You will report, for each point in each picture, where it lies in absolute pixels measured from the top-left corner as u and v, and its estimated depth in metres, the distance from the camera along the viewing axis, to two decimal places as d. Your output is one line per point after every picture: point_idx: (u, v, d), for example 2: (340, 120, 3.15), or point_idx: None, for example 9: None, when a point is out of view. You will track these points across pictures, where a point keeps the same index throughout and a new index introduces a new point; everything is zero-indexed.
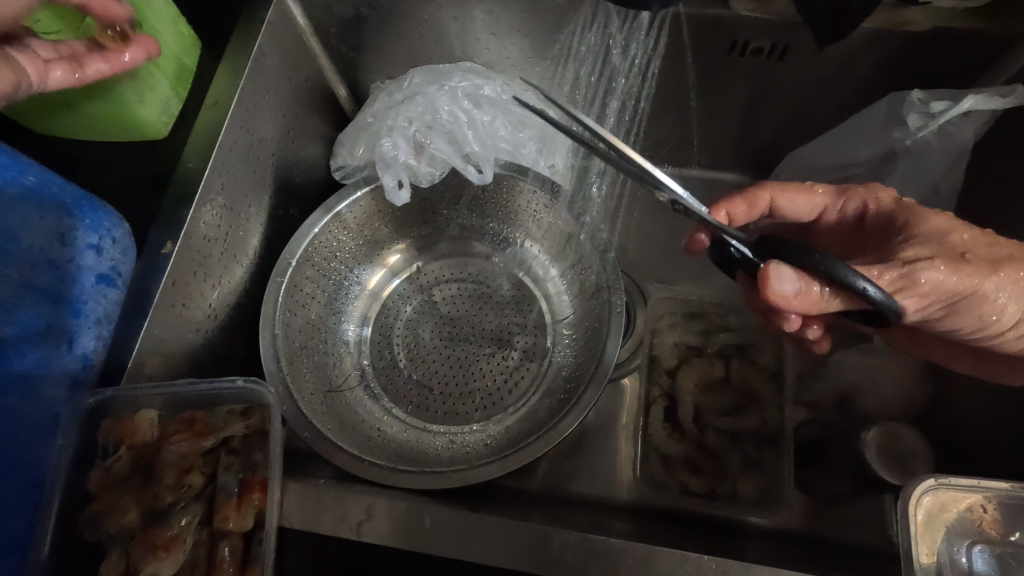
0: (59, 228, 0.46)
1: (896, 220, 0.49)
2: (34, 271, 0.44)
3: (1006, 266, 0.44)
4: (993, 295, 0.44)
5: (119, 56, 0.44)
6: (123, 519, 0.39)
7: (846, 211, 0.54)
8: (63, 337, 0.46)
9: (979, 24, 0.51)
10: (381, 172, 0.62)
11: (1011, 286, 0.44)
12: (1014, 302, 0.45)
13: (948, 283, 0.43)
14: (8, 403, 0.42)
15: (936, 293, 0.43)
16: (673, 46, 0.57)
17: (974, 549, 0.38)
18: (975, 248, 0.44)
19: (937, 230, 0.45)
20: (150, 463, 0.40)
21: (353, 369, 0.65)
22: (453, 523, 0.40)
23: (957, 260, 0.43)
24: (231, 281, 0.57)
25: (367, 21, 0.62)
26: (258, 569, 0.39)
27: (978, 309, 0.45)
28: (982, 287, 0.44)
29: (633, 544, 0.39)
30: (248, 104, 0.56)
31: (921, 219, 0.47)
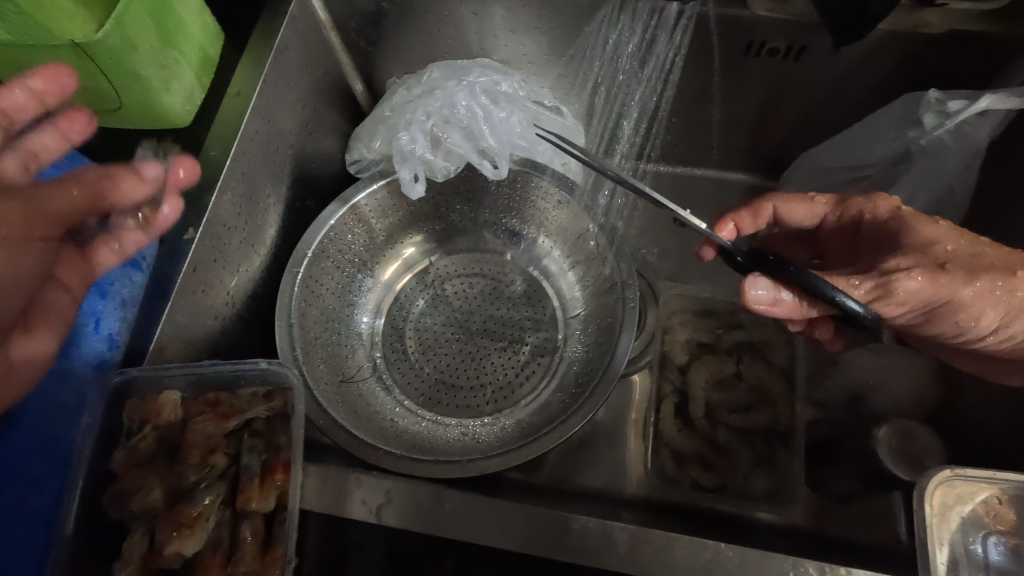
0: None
1: (891, 229, 0.49)
2: None
3: (984, 275, 0.44)
4: (971, 303, 0.44)
5: (160, 216, 0.45)
6: (152, 496, 0.39)
7: (849, 219, 0.54)
8: (90, 317, 0.46)
9: (995, 26, 0.51)
10: (399, 165, 0.63)
11: (987, 294, 0.44)
12: (992, 309, 0.45)
13: (925, 292, 0.43)
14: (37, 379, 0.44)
15: (915, 300, 0.43)
16: (690, 44, 0.58)
17: (988, 540, 0.39)
18: (955, 258, 0.45)
19: (924, 241, 0.46)
20: (178, 441, 0.41)
21: (366, 361, 0.66)
22: (471, 508, 0.40)
23: (936, 270, 0.44)
24: (249, 269, 0.57)
25: (387, 15, 0.63)
26: (281, 549, 0.39)
27: (955, 316, 0.45)
28: (960, 295, 0.44)
29: (650, 532, 0.39)
30: (269, 95, 0.57)
31: (912, 228, 0.48)
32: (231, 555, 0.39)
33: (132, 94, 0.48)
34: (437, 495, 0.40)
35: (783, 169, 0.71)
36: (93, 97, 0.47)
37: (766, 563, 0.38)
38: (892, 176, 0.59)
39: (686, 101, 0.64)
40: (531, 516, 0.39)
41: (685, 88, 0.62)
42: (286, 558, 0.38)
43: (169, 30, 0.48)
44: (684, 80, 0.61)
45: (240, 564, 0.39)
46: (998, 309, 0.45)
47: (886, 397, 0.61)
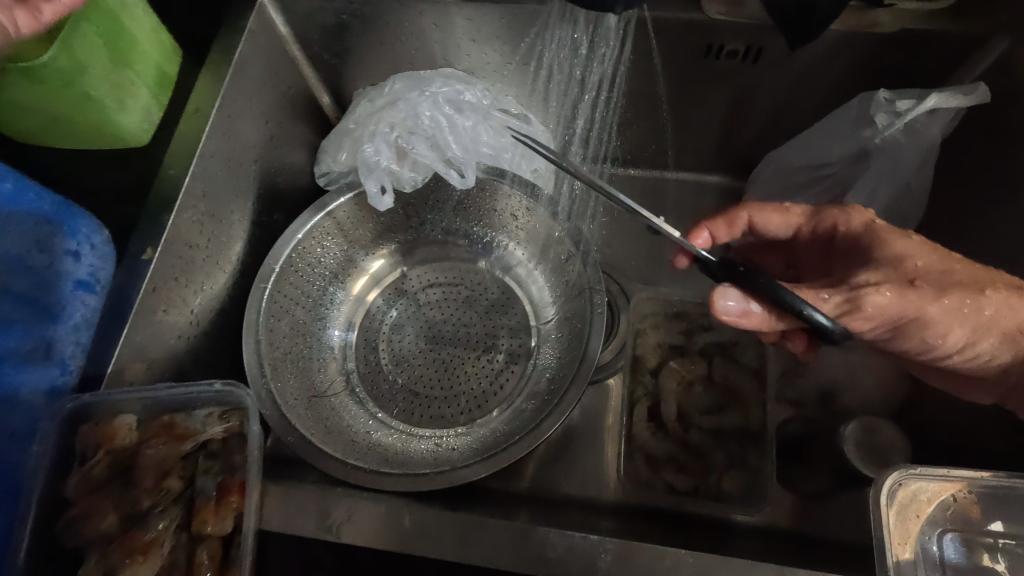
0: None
1: (865, 243, 0.49)
2: (12, 276, 0.46)
3: (952, 292, 0.44)
4: (939, 319, 0.44)
5: None
6: (103, 521, 0.39)
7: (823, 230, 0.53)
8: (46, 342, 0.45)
9: (946, 25, 0.52)
10: (364, 177, 0.62)
11: (955, 311, 0.44)
12: (959, 326, 0.45)
13: (893, 308, 0.43)
14: None
15: (883, 315, 0.43)
16: (647, 49, 0.58)
17: (944, 536, 0.39)
18: (927, 275, 0.45)
19: (894, 256, 0.46)
20: (133, 464, 0.41)
21: (339, 374, 0.65)
22: (435, 524, 0.40)
23: (905, 286, 0.44)
24: (213, 287, 0.57)
25: (349, 28, 0.63)
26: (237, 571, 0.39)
27: (923, 333, 0.45)
28: (927, 311, 0.44)
29: (610, 541, 0.39)
30: (229, 112, 0.57)
31: (884, 243, 0.48)
32: None
33: (81, 112, 0.47)
34: (397, 510, 0.40)
35: (752, 168, 0.72)
36: (48, 119, 0.47)
37: (724, 567, 0.38)
38: (854, 174, 0.60)
39: (648, 104, 0.64)
40: (492, 530, 0.39)
41: (643, 91, 0.63)
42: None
43: (122, 47, 0.48)
44: (642, 83, 0.62)
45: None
46: (965, 327, 0.45)
47: (856, 394, 0.61)
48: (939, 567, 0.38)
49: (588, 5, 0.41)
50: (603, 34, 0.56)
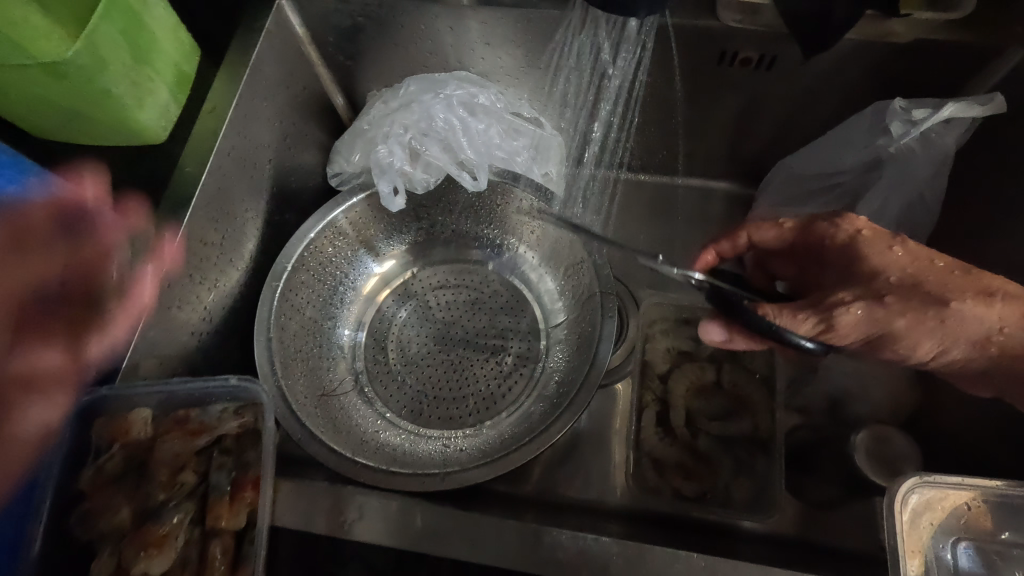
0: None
1: (846, 258, 0.49)
2: None
3: (922, 305, 0.44)
4: (908, 333, 0.44)
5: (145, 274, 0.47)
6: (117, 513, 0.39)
7: (812, 243, 0.53)
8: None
9: (961, 35, 0.52)
10: (377, 178, 0.63)
11: (927, 324, 0.44)
12: (928, 339, 0.44)
13: (862, 326, 0.44)
14: None
15: (856, 332, 0.44)
16: (661, 55, 0.59)
17: (958, 544, 0.38)
18: (897, 289, 0.45)
19: (869, 272, 0.47)
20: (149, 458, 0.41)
21: (348, 373, 0.66)
22: (445, 522, 0.40)
23: (875, 302, 0.44)
24: (226, 284, 0.57)
25: (364, 31, 0.63)
26: (250, 568, 0.38)
27: (897, 345, 0.45)
28: (895, 326, 0.44)
29: (622, 544, 0.38)
30: (244, 111, 0.57)
31: (863, 257, 0.48)
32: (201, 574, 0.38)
33: (104, 111, 0.48)
34: (407, 509, 0.40)
35: (762, 176, 0.72)
36: (65, 116, 0.48)
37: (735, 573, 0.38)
38: (865, 183, 0.60)
39: (660, 108, 0.65)
40: (502, 529, 0.39)
41: (656, 97, 0.63)
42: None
43: (142, 47, 0.49)
44: (654, 90, 0.62)
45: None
46: (934, 339, 0.44)
47: (866, 403, 0.61)
48: None
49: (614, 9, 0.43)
50: (624, 38, 0.57)
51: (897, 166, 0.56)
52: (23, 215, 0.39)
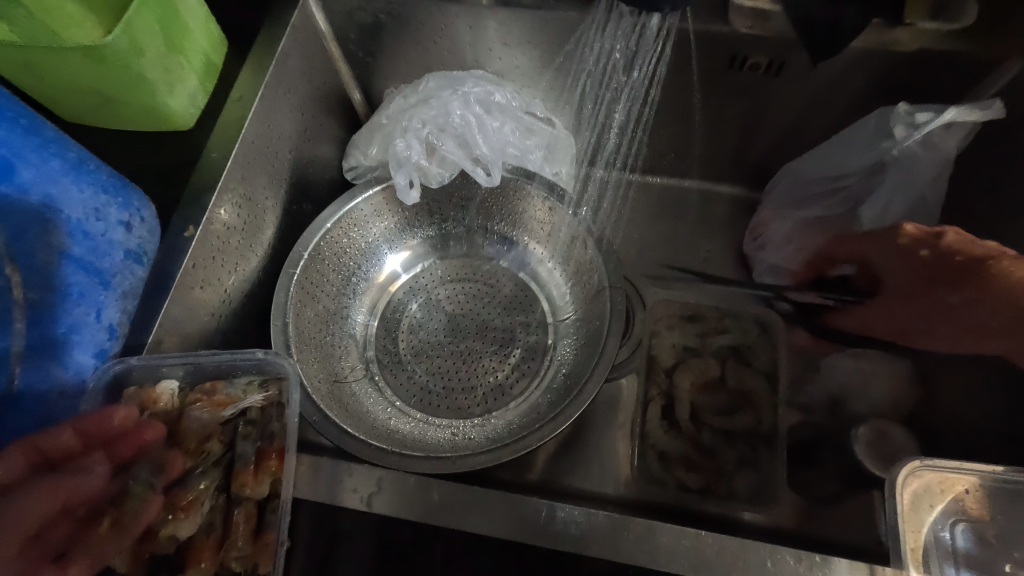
0: (93, 201, 0.46)
1: (878, 262, 0.60)
2: (70, 241, 0.45)
3: (962, 286, 0.53)
4: (958, 308, 0.54)
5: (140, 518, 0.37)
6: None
7: (847, 254, 0.62)
8: (92, 308, 0.45)
9: (964, 44, 0.54)
10: (394, 171, 0.65)
11: (967, 300, 0.53)
12: (970, 313, 0.53)
13: (891, 323, 0.60)
14: (42, 363, 0.42)
15: (896, 321, 0.59)
16: (677, 57, 0.60)
17: (956, 527, 0.40)
18: (935, 275, 0.55)
19: (888, 272, 0.59)
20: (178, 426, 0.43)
21: (358, 362, 0.67)
22: (463, 497, 0.40)
23: (900, 296, 0.58)
24: (246, 268, 0.58)
25: (385, 28, 0.65)
26: (273, 534, 0.40)
27: (946, 326, 0.55)
28: (947, 308, 0.55)
29: (633, 520, 0.39)
30: (269, 102, 0.59)
31: (885, 261, 0.59)
32: (226, 538, 0.40)
33: (139, 97, 0.50)
34: (425, 483, 0.41)
35: (767, 180, 0.74)
36: (98, 100, 0.49)
37: (745, 550, 0.39)
38: (868, 187, 0.62)
39: (672, 110, 0.66)
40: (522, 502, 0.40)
41: (672, 101, 0.65)
42: (278, 544, 0.39)
43: (176, 35, 0.50)
44: (670, 93, 0.64)
45: (232, 547, 0.40)
46: (983, 313, 0.52)
47: (866, 402, 0.62)
48: (951, 556, 0.39)
49: None
50: (644, 38, 0.59)
51: (899, 170, 0.58)
52: (46, 447, 0.37)
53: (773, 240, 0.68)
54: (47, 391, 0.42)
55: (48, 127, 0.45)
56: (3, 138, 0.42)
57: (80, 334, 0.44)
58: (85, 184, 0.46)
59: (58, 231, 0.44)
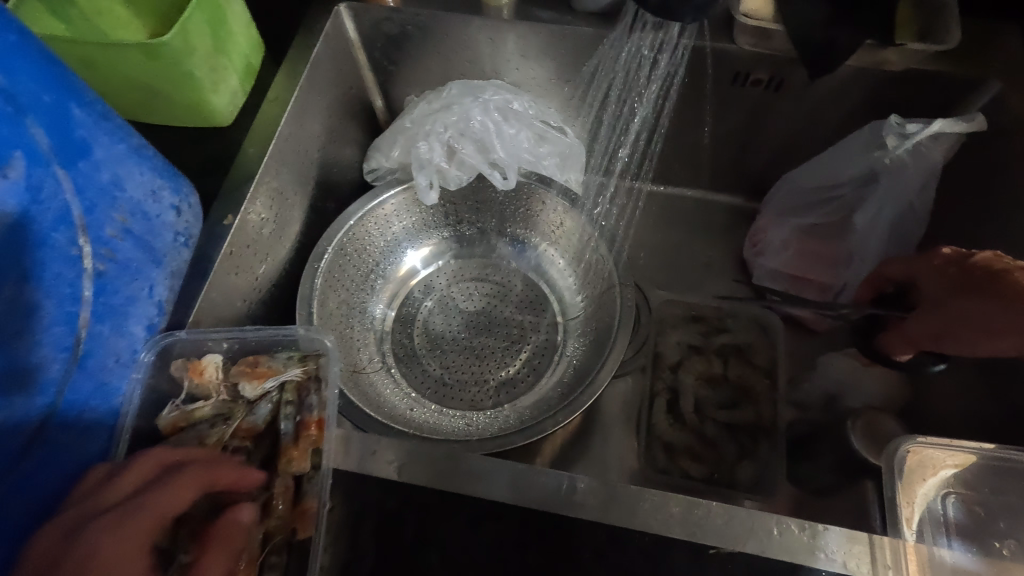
0: (151, 183, 0.48)
1: (917, 277, 0.58)
2: (131, 219, 0.46)
3: (989, 292, 0.51)
4: (983, 315, 0.51)
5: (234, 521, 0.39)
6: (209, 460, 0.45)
7: (903, 274, 0.60)
8: (146, 284, 0.47)
9: (947, 66, 0.59)
10: (416, 172, 0.68)
11: (996, 305, 0.50)
12: (999, 317, 0.50)
13: (926, 329, 0.56)
14: (100, 331, 0.43)
15: (925, 330, 0.56)
16: (687, 72, 0.64)
17: (947, 500, 0.44)
18: (969, 282, 0.53)
19: (925, 283, 0.57)
20: (232, 406, 0.48)
21: (376, 355, 0.69)
22: (487, 464, 0.43)
23: (931, 305, 0.56)
24: (275, 259, 0.61)
25: (410, 38, 0.69)
26: (310, 503, 0.43)
27: (964, 329, 0.53)
28: (969, 311, 0.52)
29: (648, 490, 0.42)
30: (302, 103, 0.63)
31: (925, 273, 0.57)
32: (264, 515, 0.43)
33: (186, 93, 0.54)
34: (454, 457, 0.44)
35: (765, 191, 0.79)
36: (147, 94, 0.53)
37: (752, 520, 0.41)
38: (862, 196, 0.66)
39: (680, 123, 0.70)
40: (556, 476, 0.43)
41: (684, 115, 0.69)
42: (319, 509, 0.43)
43: (222, 38, 0.54)
44: (683, 107, 0.68)
45: (272, 518, 0.43)
46: (1005, 317, 0.50)
47: (860, 396, 0.64)
48: (942, 526, 0.43)
49: (662, 13, 0.48)
50: (661, 52, 0.63)
51: (890, 178, 0.62)
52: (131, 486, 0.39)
53: (772, 245, 0.72)
54: (101, 360, 0.43)
55: (114, 112, 0.46)
56: (81, 119, 0.43)
57: (135, 307, 0.46)
58: (146, 167, 0.48)
59: (122, 208, 0.45)
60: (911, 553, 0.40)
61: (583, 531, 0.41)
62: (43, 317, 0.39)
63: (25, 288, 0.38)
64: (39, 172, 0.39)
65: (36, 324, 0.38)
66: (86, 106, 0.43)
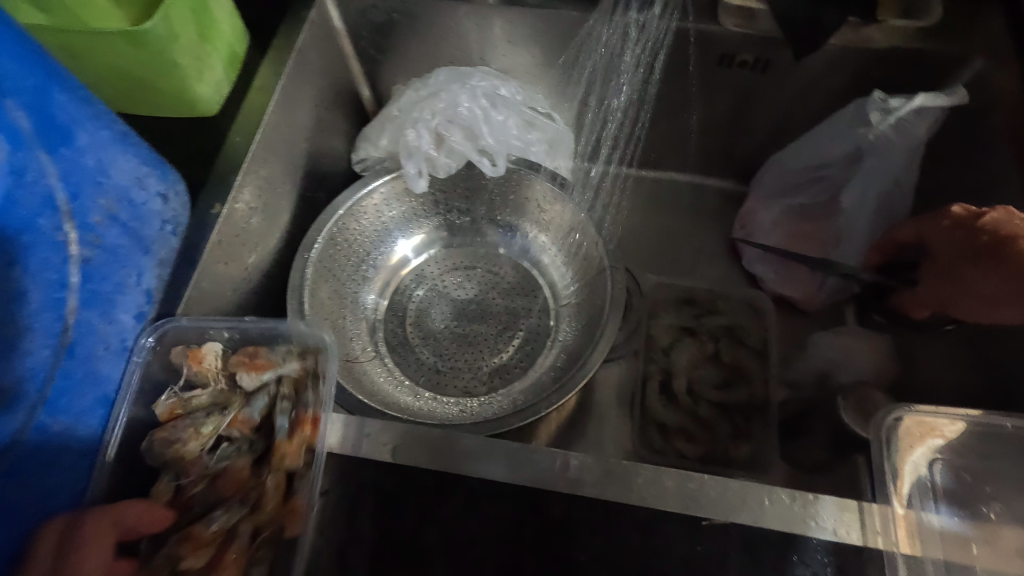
0: (137, 170, 0.47)
1: (929, 241, 0.58)
2: (118, 205, 0.46)
3: (999, 258, 0.51)
4: (995, 282, 0.51)
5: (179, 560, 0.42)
6: (202, 452, 0.46)
7: (913, 236, 0.60)
8: (134, 271, 0.47)
9: (929, 44, 0.59)
10: (404, 160, 0.68)
11: (1006, 271, 0.51)
12: (1008, 283, 0.50)
13: (937, 294, 0.57)
14: (89, 318, 0.43)
15: (935, 297, 0.57)
16: (672, 55, 0.64)
17: (933, 466, 0.45)
18: (978, 247, 0.53)
19: (936, 246, 0.57)
20: (229, 395, 0.48)
21: (369, 343, 0.70)
22: (478, 445, 0.44)
23: (944, 271, 0.56)
24: (265, 249, 0.61)
25: (397, 26, 0.69)
26: (301, 500, 0.44)
27: (969, 298, 0.54)
28: (980, 277, 0.52)
29: (642, 465, 0.43)
30: (289, 91, 0.62)
31: (934, 236, 0.57)
32: (258, 507, 0.44)
33: (171, 82, 0.53)
34: (449, 438, 0.44)
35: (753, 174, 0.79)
36: (133, 85, 0.52)
37: (747, 492, 0.42)
38: (848, 174, 0.67)
39: (666, 106, 0.71)
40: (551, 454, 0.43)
41: (670, 99, 0.70)
42: (309, 509, 0.43)
43: (206, 26, 0.54)
44: (669, 92, 0.69)
45: (262, 514, 0.44)
46: (1016, 282, 0.50)
47: (850, 371, 0.65)
48: (929, 492, 0.44)
49: None
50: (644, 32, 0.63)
51: (876, 156, 0.63)
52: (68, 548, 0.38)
53: (761, 226, 0.74)
54: (93, 347, 0.44)
55: (96, 98, 0.45)
56: (64, 104, 0.42)
57: (124, 294, 0.46)
58: (131, 154, 0.47)
59: (108, 196, 0.45)
60: (900, 520, 0.41)
61: (580, 507, 0.42)
62: (29, 302, 0.39)
63: (11, 275, 0.38)
64: (21, 157, 0.38)
65: (23, 310, 0.38)
66: (67, 92, 0.42)
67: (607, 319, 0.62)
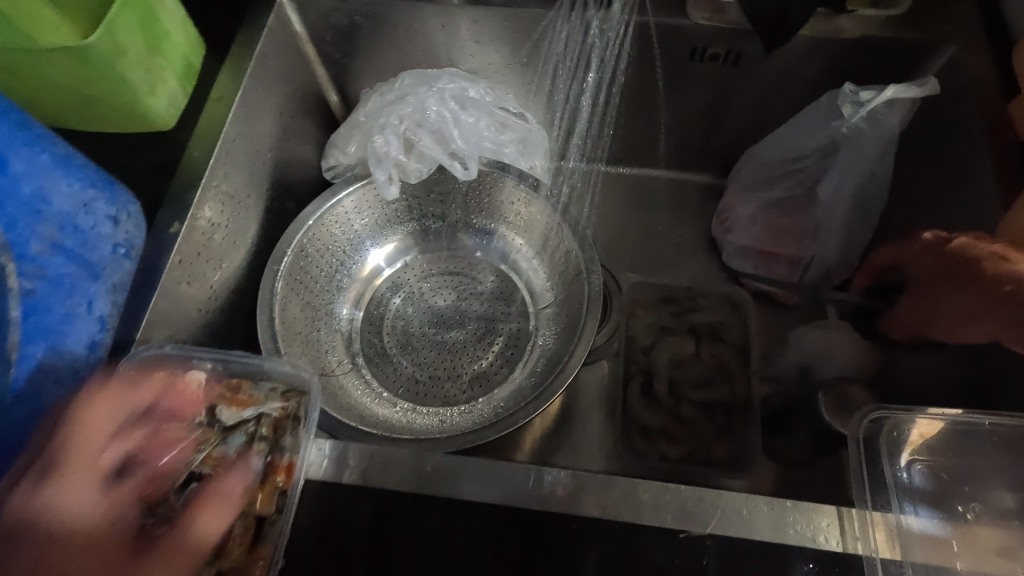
0: (82, 195, 0.47)
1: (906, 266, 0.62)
2: (61, 233, 0.46)
3: (960, 277, 0.54)
4: (961, 300, 0.54)
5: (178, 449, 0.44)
6: (170, 490, 0.43)
7: (893, 261, 0.63)
8: (84, 299, 0.46)
9: (901, 32, 0.58)
10: (373, 167, 0.66)
11: (969, 289, 0.53)
12: (973, 300, 0.53)
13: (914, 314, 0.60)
14: (33, 350, 0.43)
15: (912, 317, 0.60)
16: (638, 49, 0.63)
17: (912, 467, 0.45)
18: (945, 268, 0.56)
19: (912, 270, 0.60)
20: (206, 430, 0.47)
21: (345, 356, 0.68)
22: (450, 465, 0.43)
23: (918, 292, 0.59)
24: (230, 266, 0.59)
25: (360, 29, 0.67)
26: (269, 547, 0.41)
27: (944, 316, 0.56)
28: (948, 296, 0.55)
29: (617, 478, 0.42)
30: (249, 101, 0.61)
31: (910, 261, 0.61)
32: (224, 550, 0.41)
33: (121, 97, 0.51)
34: (420, 459, 0.43)
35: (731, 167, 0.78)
36: (82, 102, 0.50)
37: (722, 501, 0.41)
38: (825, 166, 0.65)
39: (636, 102, 0.70)
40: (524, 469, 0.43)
41: (641, 94, 0.69)
42: (274, 558, 0.41)
43: (156, 38, 0.52)
44: (640, 86, 0.68)
45: (227, 560, 0.41)
46: (978, 300, 0.52)
47: (830, 367, 0.64)
48: (907, 493, 0.44)
49: None
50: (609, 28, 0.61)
51: (850, 148, 0.61)
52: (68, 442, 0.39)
53: (738, 222, 0.72)
54: (39, 380, 0.43)
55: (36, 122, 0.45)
56: None
57: (72, 323, 0.45)
58: (74, 179, 0.47)
59: (49, 223, 0.45)
60: (879, 523, 0.41)
61: (555, 524, 0.41)
62: None
63: None
64: None
65: None
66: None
67: (585, 323, 0.61)
